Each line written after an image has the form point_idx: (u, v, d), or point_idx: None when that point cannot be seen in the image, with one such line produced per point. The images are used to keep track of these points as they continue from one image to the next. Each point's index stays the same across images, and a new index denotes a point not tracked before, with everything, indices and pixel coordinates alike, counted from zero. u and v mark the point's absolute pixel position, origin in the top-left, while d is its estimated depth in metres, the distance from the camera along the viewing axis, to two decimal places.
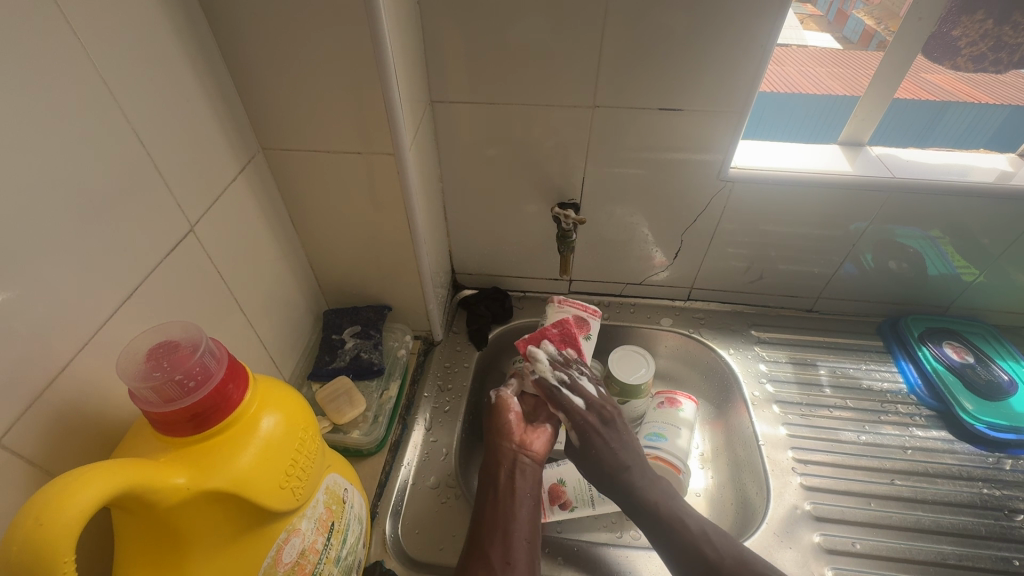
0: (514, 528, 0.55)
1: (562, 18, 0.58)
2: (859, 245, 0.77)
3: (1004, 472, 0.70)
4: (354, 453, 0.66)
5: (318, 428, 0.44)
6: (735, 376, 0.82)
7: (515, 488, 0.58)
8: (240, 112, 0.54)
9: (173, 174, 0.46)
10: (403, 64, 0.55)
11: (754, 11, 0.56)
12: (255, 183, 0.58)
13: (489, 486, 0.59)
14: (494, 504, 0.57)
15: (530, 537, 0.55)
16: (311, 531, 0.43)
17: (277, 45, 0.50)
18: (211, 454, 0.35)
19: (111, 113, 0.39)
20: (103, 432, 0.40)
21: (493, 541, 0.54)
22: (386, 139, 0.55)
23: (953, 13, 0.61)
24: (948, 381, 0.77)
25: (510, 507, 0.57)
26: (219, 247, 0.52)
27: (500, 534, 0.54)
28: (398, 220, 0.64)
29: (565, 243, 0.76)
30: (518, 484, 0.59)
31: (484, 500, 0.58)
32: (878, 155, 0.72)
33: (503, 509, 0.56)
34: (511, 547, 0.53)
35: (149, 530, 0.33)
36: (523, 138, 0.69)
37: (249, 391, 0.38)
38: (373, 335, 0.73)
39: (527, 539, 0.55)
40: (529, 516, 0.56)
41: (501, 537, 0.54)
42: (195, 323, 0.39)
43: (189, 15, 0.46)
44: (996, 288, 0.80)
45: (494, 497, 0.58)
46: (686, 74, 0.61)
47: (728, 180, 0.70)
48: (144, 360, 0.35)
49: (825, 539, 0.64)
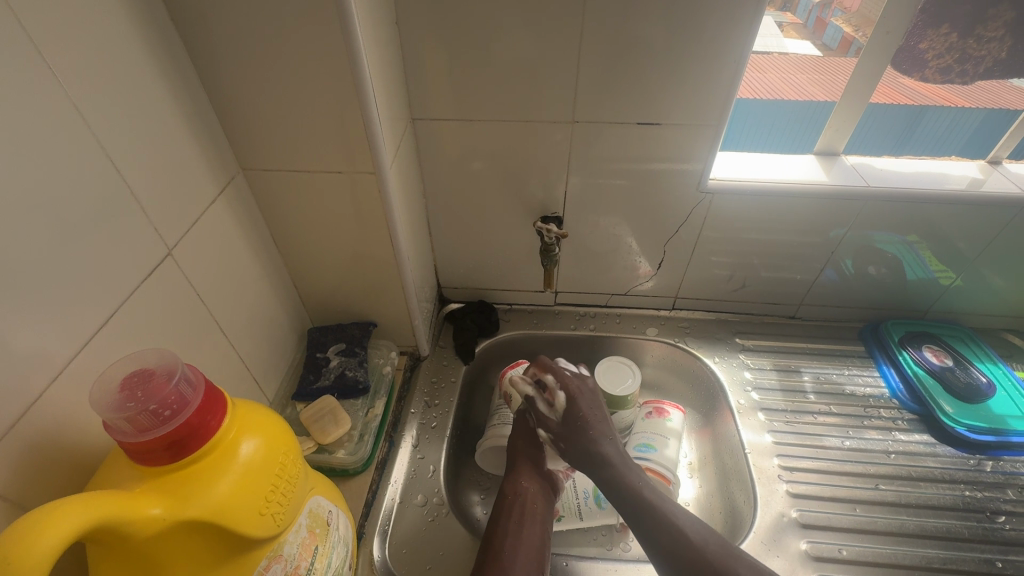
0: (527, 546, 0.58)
1: (539, 35, 0.59)
2: (838, 252, 0.78)
3: (985, 474, 0.71)
4: (340, 473, 0.66)
5: (299, 451, 0.43)
6: (720, 384, 0.82)
7: (536, 514, 0.61)
8: (219, 133, 0.54)
9: (150, 198, 0.45)
10: (381, 84, 0.55)
11: (727, 26, 0.57)
12: (236, 204, 0.58)
13: (513, 504, 0.62)
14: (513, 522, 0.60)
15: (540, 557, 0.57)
16: (294, 556, 0.43)
17: (255, 67, 0.50)
18: (188, 482, 0.34)
19: (84, 139, 0.39)
20: (78, 462, 0.39)
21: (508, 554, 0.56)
22: (367, 157, 0.56)
23: (919, 27, 0.63)
24: (928, 384, 0.78)
25: (526, 528, 0.59)
26: (199, 269, 0.52)
27: (516, 550, 0.57)
28: (382, 238, 0.64)
29: (548, 256, 0.76)
30: (537, 506, 0.62)
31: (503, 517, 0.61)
32: (852, 164, 0.74)
33: (520, 525, 0.60)
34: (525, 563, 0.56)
35: (125, 563, 0.33)
36: (505, 152, 0.70)
37: (227, 416, 0.38)
38: (359, 352, 0.72)
39: (538, 560, 0.57)
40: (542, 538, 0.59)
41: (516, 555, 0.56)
42: (171, 349, 0.38)
43: (165, 39, 0.46)
44: (971, 291, 0.82)
45: (513, 518, 0.60)
46: (662, 88, 0.63)
47: (707, 191, 0.72)
48: (118, 390, 0.35)
49: (811, 547, 0.64)
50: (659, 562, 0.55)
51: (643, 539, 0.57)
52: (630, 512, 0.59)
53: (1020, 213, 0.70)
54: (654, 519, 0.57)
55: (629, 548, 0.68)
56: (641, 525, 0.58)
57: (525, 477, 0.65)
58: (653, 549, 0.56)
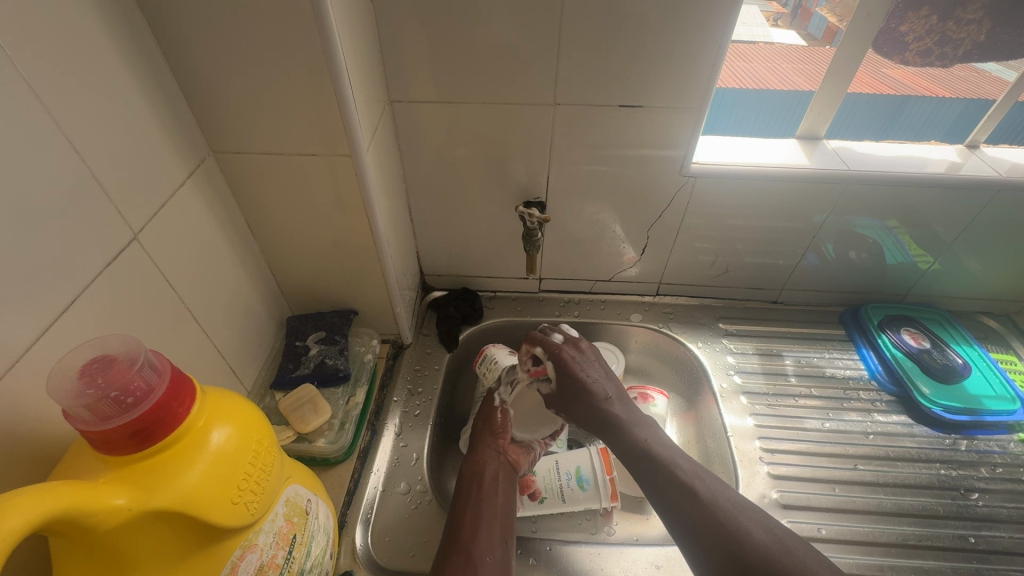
0: (491, 524, 0.58)
1: (520, 15, 0.58)
2: (819, 237, 0.79)
3: (960, 453, 0.73)
4: (321, 462, 0.65)
5: (274, 439, 0.42)
6: (704, 369, 0.82)
7: (498, 493, 0.62)
8: (186, 114, 0.52)
9: (113, 180, 0.44)
10: (357, 64, 0.54)
11: (711, 7, 0.56)
12: (206, 188, 0.56)
13: (472, 484, 0.62)
14: (476, 503, 0.60)
15: (504, 534, 0.58)
16: (270, 546, 0.42)
17: (222, 44, 0.48)
18: (156, 471, 0.33)
19: (38, 117, 0.37)
20: (38, 453, 0.38)
21: (472, 533, 0.57)
22: (343, 140, 0.54)
23: (899, 9, 0.63)
24: (906, 366, 0.79)
25: (488, 507, 0.60)
26: (168, 255, 0.50)
27: (480, 530, 0.57)
28: (361, 224, 0.63)
29: (531, 242, 0.76)
30: (500, 485, 0.63)
31: (466, 498, 0.61)
32: (834, 148, 0.74)
33: (483, 505, 0.60)
34: (489, 541, 0.57)
35: (89, 557, 0.32)
36: (487, 137, 0.69)
37: (197, 404, 0.37)
38: (339, 340, 0.71)
39: (503, 536, 0.58)
40: (506, 516, 0.60)
41: (482, 535, 0.57)
42: (134, 335, 0.37)
43: (125, 13, 0.44)
44: (949, 275, 0.83)
45: (474, 499, 0.61)
46: (646, 71, 0.62)
47: (690, 175, 0.71)
48: (78, 376, 0.34)
49: (792, 527, 0.65)
50: (671, 523, 0.55)
51: (657, 500, 0.57)
52: (643, 474, 0.59)
53: (996, 196, 0.71)
54: (666, 479, 0.57)
55: (614, 532, 0.69)
56: (656, 489, 0.57)
57: (485, 457, 0.65)
58: (667, 510, 0.55)
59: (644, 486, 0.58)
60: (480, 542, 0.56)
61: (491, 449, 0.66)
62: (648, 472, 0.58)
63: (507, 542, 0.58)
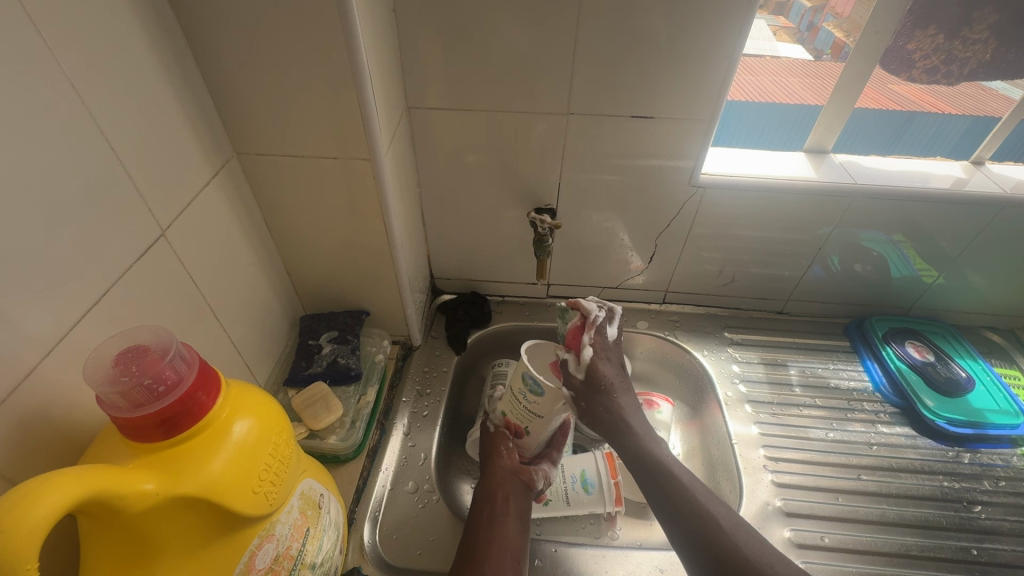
0: (506, 542, 0.57)
1: (536, 27, 0.59)
2: (825, 248, 0.80)
3: (963, 465, 0.73)
4: (332, 459, 0.66)
5: (292, 433, 0.43)
6: (709, 377, 0.83)
7: (515, 513, 0.60)
8: (213, 116, 0.54)
9: (144, 179, 0.45)
10: (379, 71, 0.55)
11: (722, 22, 0.58)
12: (229, 187, 0.57)
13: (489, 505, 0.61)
14: (488, 524, 0.59)
15: (518, 554, 0.56)
16: (285, 537, 0.43)
17: (251, 52, 0.50)
18: (183, 459, 0.35)
19: (77, 114, 0.38)
20: (66, 439, 0.39)
21: (486, 552, 0.55)
22: (363, 144, 0.56)
23: (907, 27, 0.64)
24: (911, 379, 0.80)
25: (501, 526, 0.58)
26: (191, 252, 0.52)
27: (493, 549, 0.56)
28: (375, 226, 0.64)
29: (541, 248, 0.77)
30: (512, 503, 0.61)
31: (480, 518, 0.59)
32: (841, 162, 0.75)
33: (493, 527, 0.58)
34: (503, 562, 0.54)
35: (116, 539, 0.33)
36: (500, 145, 0.71)
37: (221, 396, 0.38)
38: (351, 340, 0.72)
39: (516, 557, 0.56)
40: (518, 534, 0.58)
41: (494, 553, 0.55)
42: (165, 327, 0.38)
43: (161, 19, 0.46)
44: (952, 289, 0.84)
45: (488, 518, 0.59)
46: (658, 83, 0.63)
47: (699, 186, 0.72)
48: (112, 364, 0.35)
49: (795, 534, 0.66)
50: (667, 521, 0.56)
51: (665, 518, 0.56)
52: (655, 500, 0.58)
53: (1000, 213, 0.72)
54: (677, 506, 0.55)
55: (617, 536, 0.69)
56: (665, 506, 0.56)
57: (496, 476, 0.63)
58: (672, 524, 0.55)
59: (653, 503, 0.58)
60: (492, 559, 0.54)
61: (503, 469, 0.64)
62: (656, 491, 0.58)
63: (522, 563, 0.56)
